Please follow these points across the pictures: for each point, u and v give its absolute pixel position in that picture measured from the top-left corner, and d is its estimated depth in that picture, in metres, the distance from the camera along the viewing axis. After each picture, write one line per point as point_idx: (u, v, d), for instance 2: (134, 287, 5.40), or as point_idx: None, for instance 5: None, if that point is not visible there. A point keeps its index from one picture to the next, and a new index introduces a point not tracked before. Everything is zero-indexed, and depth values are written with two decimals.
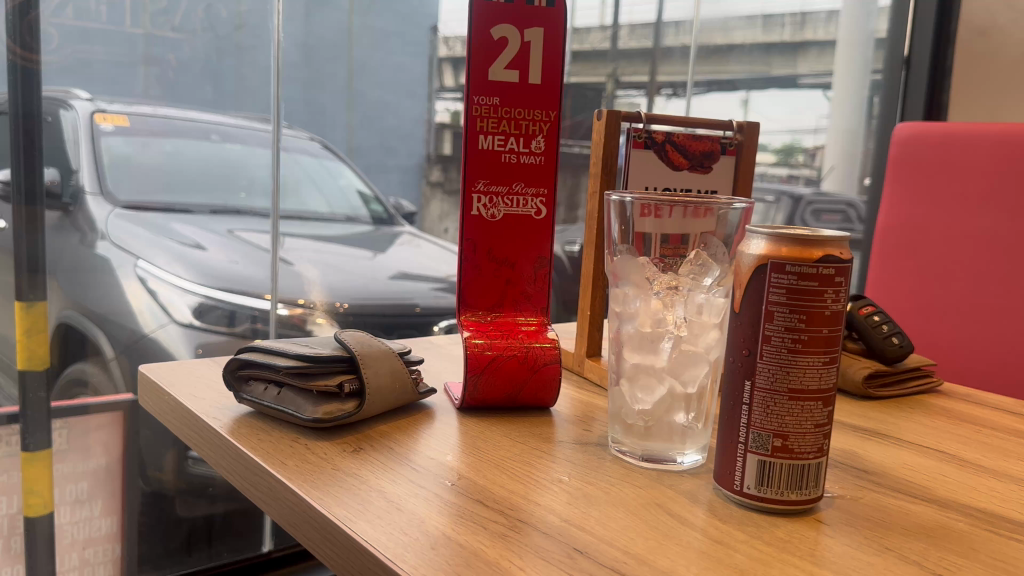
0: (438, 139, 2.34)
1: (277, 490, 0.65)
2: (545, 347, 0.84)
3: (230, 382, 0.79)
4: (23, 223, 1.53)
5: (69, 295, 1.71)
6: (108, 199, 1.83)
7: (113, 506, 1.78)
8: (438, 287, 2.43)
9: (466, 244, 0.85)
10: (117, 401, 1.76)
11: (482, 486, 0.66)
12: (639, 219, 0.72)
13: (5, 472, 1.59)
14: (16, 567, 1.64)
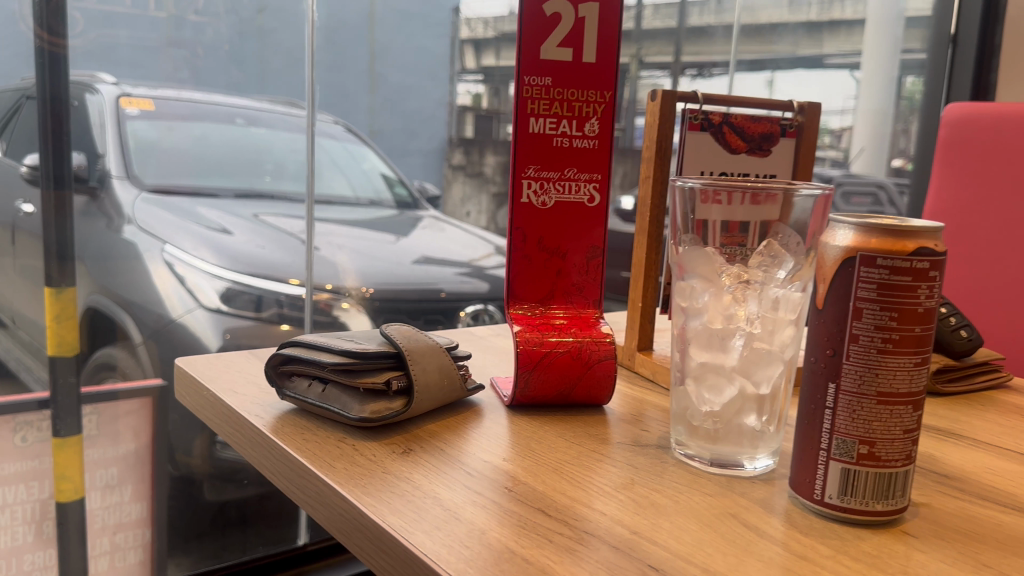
0: (459, 122, 2.23)
1: (326, 495, 0.61)
2: (600, 342, 0.79)
3: (271, 378, 0.75)
4: (52, 208, 1.50)
5: (95, 279, 1.69)
6: (133, 182, 1.82)
7: (144, 491, 1.74)
8: (465, 272, 2.25)
9: (515, 232, 0.80)
10: (144, 386, 1.70)
11: (542, 491, 0.61)
12: (702, 207, 0.67)
13: (36, 457, 1.57)
14: (48, 551, 1.62)
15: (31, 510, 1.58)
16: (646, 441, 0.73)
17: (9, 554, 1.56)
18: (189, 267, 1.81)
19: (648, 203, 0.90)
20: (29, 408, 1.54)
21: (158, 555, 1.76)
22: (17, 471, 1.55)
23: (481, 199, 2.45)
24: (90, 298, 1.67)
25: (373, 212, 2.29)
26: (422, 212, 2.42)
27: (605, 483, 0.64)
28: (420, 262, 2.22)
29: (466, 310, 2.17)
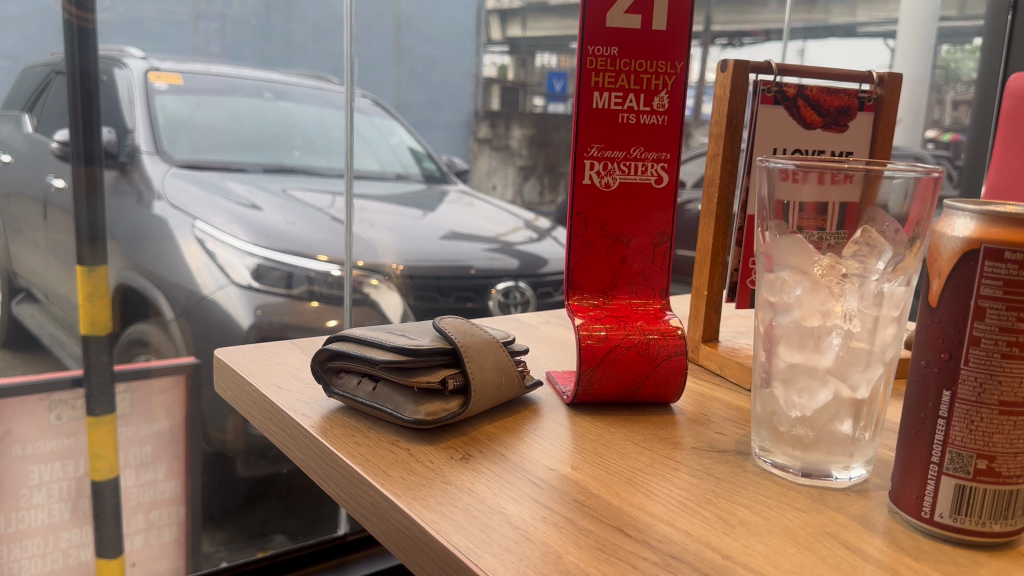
0: (486, 94, 2.17)
1: (383, 508, 0.56)
2: (669, 336, 0.72)
3: (317, 374, 0.70)
4: (83, 187, 1.46)
5: (127, 255, 1.64)
6: (163, 157, 1.77)
7: (178, 469, 1.71)
8: (492, 248, 2.17)
9: (576, 217, 0.73)
10: (178, 364, 1.69)
11: (618, 505, 0.56)
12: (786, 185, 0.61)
13: (70, 435, 1.53)
14: (84, 529, 1.58)
15: (66, 487, 1.55)
16: (723, 446, 0.67)
17: (45, 531, 1.54)
18: (220, 242, 1.77)
19: (717, 181, 0.84)
20: (63, 386, 1.52)
21: (192, 533, 1.73)
22: (51, 449, 1.52)
23: (507, 171, 2.36)
24: (122, 274, 1.63)
25: (400, 186, 2.19)
26: (449, 186, 2.34)
27: (685, 495, 0.58)
28: (450, 237, 2.13)
29: (497, 287, 2.12)
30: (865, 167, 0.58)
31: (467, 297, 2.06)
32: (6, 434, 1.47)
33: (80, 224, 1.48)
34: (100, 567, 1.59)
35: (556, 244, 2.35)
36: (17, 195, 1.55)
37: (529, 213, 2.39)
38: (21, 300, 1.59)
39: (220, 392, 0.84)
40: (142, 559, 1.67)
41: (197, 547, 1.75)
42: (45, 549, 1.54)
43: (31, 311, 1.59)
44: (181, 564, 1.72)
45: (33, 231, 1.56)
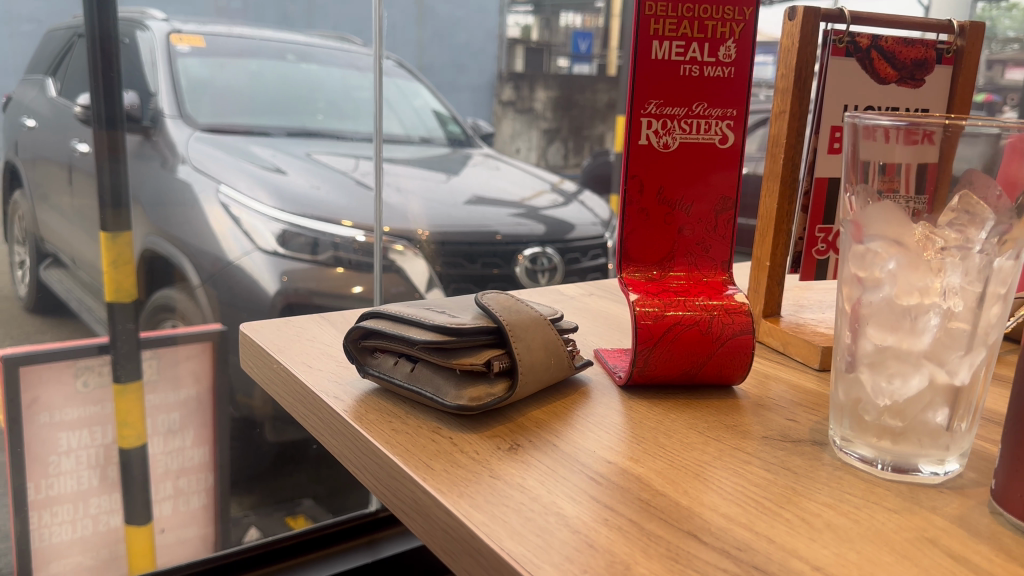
0: (510, 56, 2.13)
1: (426, 506, 0.50)
2: (732, 313, 0.65)
3: (350, 354, 0.65)
4: (106, 152, 1.38)
5: (154, 223, 1.60)
6: (187, 121, 1.68)
7: (206, 435, 1.64)
8: (518, 212, 1.97)
9: (631, 181, 0.66)
10: (204, 331, 1.61)
11: (688, 507, 0.50)
12: (866, 143, 0.54)
13: (96, 402, 1.47)
14: (112, 496, 1.52)
15: (93, 455, 1.48)
16: (796, 436, 0.61)
17: (75, 498, 1.48)
18: (245, 209, 1.66)
19: (783, 141, 0.77)
20: (89, 352, 1.45)
21: (221, 499, 1.66)
22: (78, 417, 1.46)
23: (531, 133, 2.36)
24: (148, 240, 1.57)
25: (425, 149, 2.04)
26: (473, 150, 2.12)
27: (760, 495, 0.52)
28: (472, 203, 1.93)
29: (524, 254, 1.94)
30: (943, 124, 0.51)
31: (491, 263, 1.89)
32: (32, 401, 1.41)
33: (102, 187, 1.40)
34: (128, 536, 1.54)
35: (584, 209, 2.13)
36: (42, 159, 1.55)
37: (556, 175, 2.27)
38: (48, 265, 1.54)
39: (245, 369, 0.79)
40: (170, 527, 1.60)
41: (226, 513, 1.67)
42: (75, 515, 1.48)
43: (60, 274, 1.54)
44: (209, 531, 1.65)
45: (60, 196, 1.56)
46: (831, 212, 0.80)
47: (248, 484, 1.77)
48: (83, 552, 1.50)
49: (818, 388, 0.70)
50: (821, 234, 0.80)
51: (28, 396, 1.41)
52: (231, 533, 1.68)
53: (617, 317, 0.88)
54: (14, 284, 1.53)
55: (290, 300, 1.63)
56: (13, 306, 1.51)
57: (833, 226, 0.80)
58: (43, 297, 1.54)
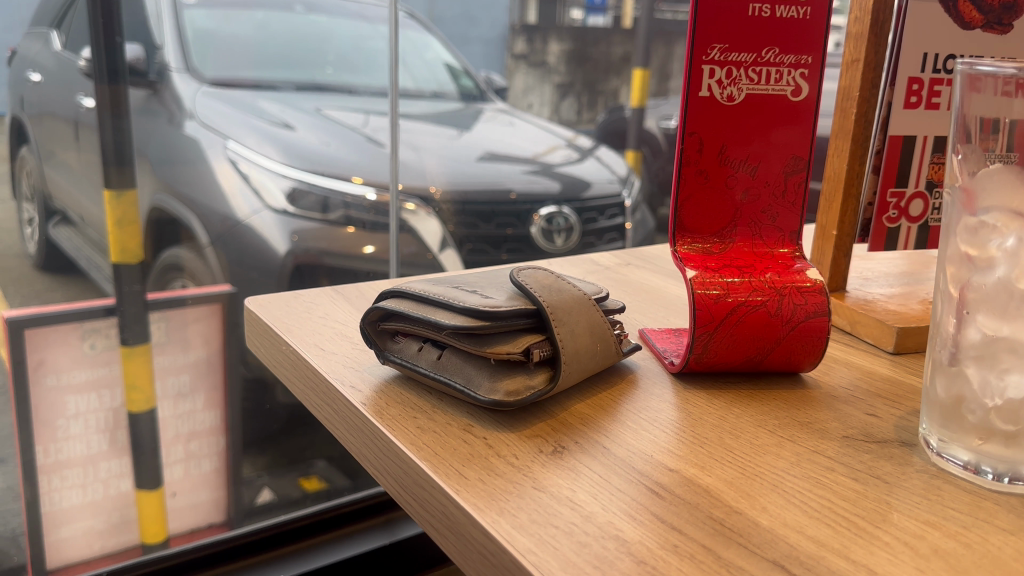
0: (524, 5, 1.83)
1: (461, 525, 0.43)
2: (804, 292, 0.57)
3: (367, 337, 0.57)
4: (108, 108, 1.25)
5: (163, 179, 1.38)
6: (194, 75, 1.47)
7: (217, 399, 1.51)
8: (532, 169, 1.75)
9: (688, 138, 0.58)
10: (213, 291, 1.47)
11: (769, 529, 0.42)
12: (974, 98, 0.45)
13: (105, 365, 1.34)
14: (122, 461, 1.41)
15: (102, 419, 1.37)
16: (880, 435, 0.53)
17: (84, 463, 1.36)
18: (256, 167, 1.47)
19: (856, 94, 0.69)
20: (95, 314, 1.32)
21: (233, 460, 1.56)
22: (86, 380, 1.33)
23: (544, 90, 2.00)
24: (156, 199, 1.38)
25: (435, 107, 1.77)
26: (485, 105, 1.89)
27: (850, 512, 0.44)
28: (484, 160, 1.71)
29: (540, 214, 1.72)
30: None
31: (506, 223, 1.69)
32: (38, 363, 1.28)
33: (103, 145, 1.27)
34: (139, 501, 1.44)
35: (601, 165, 1.91)
36: (49, 114, 1.30)
37: (567, 132, 1.92)
38: (56, 223, 1.32)
39: (251, 349, 0.72)
40: (182, 490, 1.50)
41: (238, 475, 1.56)
42: (85, 479, 1.37)
43: (66, 234, 1.33)
44: (221, 495, 1.54)
45: (65, 152, 1.30)
46: (905, 175, 0.72)
47: (261, 445, 1.60)
48: (95, 516, 1.39)
49: (893, 375, 0.62)
50: (893, 199, 0.72)
51: (34, 358, 1.28)
52: (242, 495, 1.56)
53: (660, 289, 0.80)
54: (24, 242, 1.31)
55: (300, 259, 1.48)
56: (22, 265, 1.30)
57: (906, 190, 0.72)
58: (49, 257, 1.33)
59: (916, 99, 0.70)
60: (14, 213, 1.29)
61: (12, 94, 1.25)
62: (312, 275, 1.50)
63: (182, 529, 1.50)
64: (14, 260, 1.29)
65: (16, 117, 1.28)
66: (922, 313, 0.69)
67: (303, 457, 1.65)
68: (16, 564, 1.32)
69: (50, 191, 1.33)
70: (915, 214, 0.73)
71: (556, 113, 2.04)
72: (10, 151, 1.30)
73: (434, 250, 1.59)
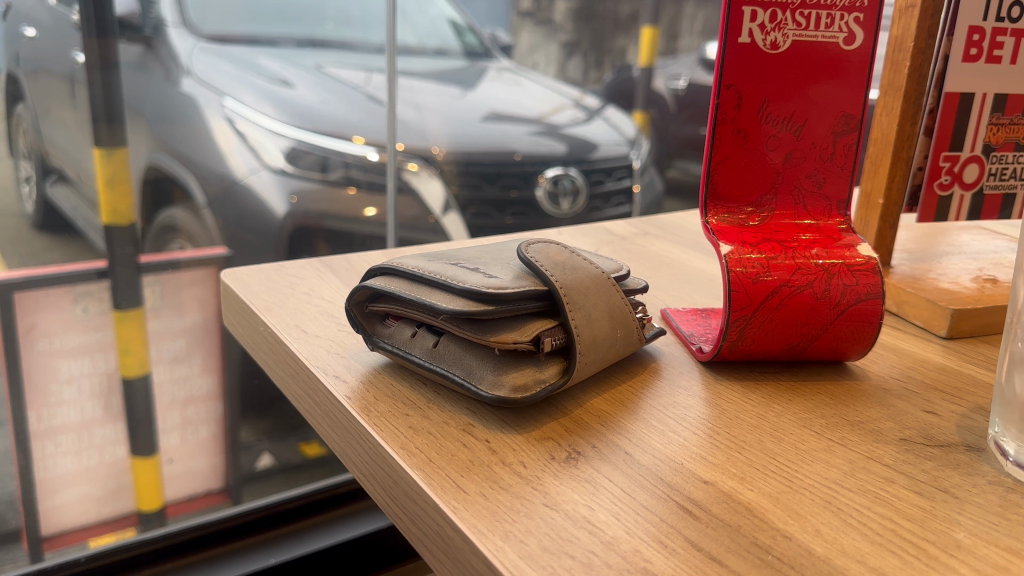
0: None
1: (460, 552, 0.36)
2: (855, 270, 0.50)
3: (354, 320, 0.51)
4: (96, 63, 1.02)
5: (158, 136, 1.15)
6: (190, 29, 1.21)
7: (215, 364, 1.26)
8: (540, 130, 1.54)
9: (725, 92, 0.51)
10: (210, 255, 1.21)
11: (825, 559, 0.35)
12: None
13: (95, 331, 1.10)
14: (117, 429, 1.16)
15: (96, 384, 1.12)
16: (942, 438, 0.46)
17: (78, 430, 1.12)
18: (253, 125, 1.24)
19: (910, 44, 0.62)
20: (88, 278, 1.08)
21: (230, 426, 1.30)
22: (79, 344, 1.09)
23: (550, 49, 1.65)
24: (151, 157, 1.14)
25: (438, 64, 1.50)
26: (489, 63, 1.59)
27: (916, 535, 0.37)
28: (488, 120, 1.48)
29: (546, 175, 1.50)
30: None
31: (510, 184, 1.48)
32: (29, 327, 1.05)
33: (91, 99, 1.03)
34: (134, 469, 1.18)
35: (610, 126, 1.66)
36: (46, 71, 1.02)
37: (573, 91, 1.66)
38: (53, 182, 1.05)
39: (231, 329, 0.65)
40: (179, 457, 1.24)
41: (236, 441, 1.31)
42: (80, 446, 1.13)
43: (63, 194, 1.06)
44: (220, 462, 1.29)
45: (61, 110, 1.04)
46: (960, 136, 0.64)
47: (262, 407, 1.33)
48: (91, 482, 1.15)
49: (947, 363, 0.55)
50: (946, 164, 0.64)
51: (23, 322, 1.04)
52: (240, 461, 1.31)
53: (680, 262, 0.73)
54: (19, 201, 1.04)
55: (299, 222, 1.26)
56: (17, 224, 1.03)
57: (961, 153, 0.64)
58: (46, 215, 1.06)
59: (976, 51, 0.62)
60: (8, 171, 1.03)
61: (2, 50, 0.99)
62: (308, 242, 1.28)
63: (179, 496, 1.25)
64: (9, 220, 1.03)
65: (12, 75, 1.01)
66: (977, 293, 0.62)
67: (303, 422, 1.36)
68: (11, 530, 1.06)
69: (46, 149, 1.06)
70: (968, 180, 0.66)
71: (559, 73, 1.69)
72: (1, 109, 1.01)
73: (436, 213, 1.39)
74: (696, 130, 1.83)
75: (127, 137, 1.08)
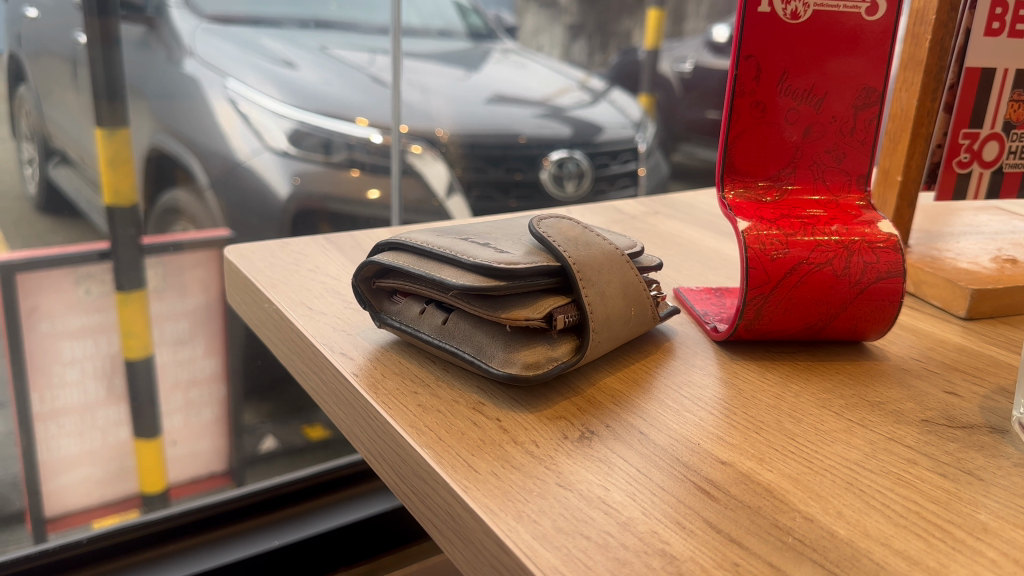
0: None
1: (471, 531, 0.35)
2: (876, 248, 0.49)
3: (361, 297, 0.49)
4: (97, 40, 1.01)
5: (160, 116, 1.11)
6: (191, 9, 1.14)
7: (218, 346, 1.25)
8: (545, 112, 1.52)
9: (744, 62, 0.49)
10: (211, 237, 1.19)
11: (848, 541, 0.34)
12: None
13: (97, 313, 1.09)
14: (119, 411, 1.15)
15: (99, 365, 1.12)
16: (966, 419, 0.45)
17: (80, 411, 1.11)
18: (256, 106, 1.21)
19: (932, 18, 0.60)
20: (89, 259, 1.07)
21: (234, 408, 1.29)
22: (81, 326, 1.08)
23: (554, 31, 1.59)
24: (155, 138, 1.11)
25: (442, 46, 1.44)
26: (494, 45, 1.53)
27: (940, 517, 0.36)
28: (493, 101, 1.46)
29: (551, 158, 1.49)
30: None
31: (514, 167, 1.47)
32: (31, 309, 1.04)
33: (93, 78, 1.02)
34: (137, 451, 1.18)
35: (615, 109, 1.64)
36: (48, 53, 1.00)
37: (578, 71, 1.62)
38: (55, 164, 1.04)
39: (235, 307, 0.64)
40: (183, 439, 1.24)
41: (239, 423, 1.30)
42: (83, 427, 1.12)
43: (65, 175, 1.05)
44: (223, 444, 1.28)
45: (63, 93, 1.02)
46: (980, 113, 0.63)
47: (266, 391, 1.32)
48: (94, 464, 1.14)
49: (967, 344, 0.54)
50: (965, 141, 0.63)
51: (26, 303, 1.03)
52: (244, 444, 1.30)
53: (692, 241, 0.71)
54: (22, 182, 1.03)
55: (302, 204, 1.25)
56: (19, 206, 1.02)
57: (981, 130, 0.63)
58: (48, 196, 1.05)
59: (999, 25, 0.60)
60: (11, 154, 1.02)
61: (3, 30, 0.98)
62: (310, 222, 1.27)
63: (182, 478, 1.24)
64: (11, 202, 1.02)
65: (15, 57, 0.99)
66: (997, 273, 0.60)
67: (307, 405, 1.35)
68: (16, 511, 1.05)
69: (49, 130, 1.04)
70: (988, 158, 0.64)
71: (564, 57, 1.62)
72: (3, 90, 1.00)
73: (441, 196, 1.37)
74: (703, 113, 1.80)
75: (130, 116, 1.07)
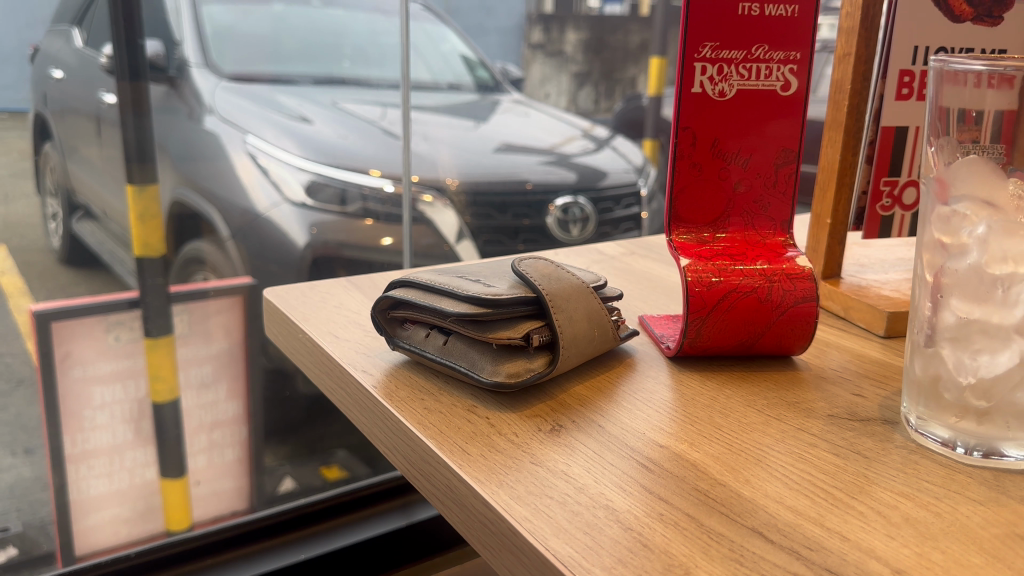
0: None
1: (464, 496, 0.46)
2: (794, 278, 0.60)
3: (378, 325, 0.61)
4: (130, 105, 1.12)
5: (184, 173, 1.27)
6: (212, 69, 1.32)
7: (240, 388, 1.36)
8: (551, 159, 1.63)
9: (682, 132, 0.61)
10: (234, 285, 1.32)
11: (751, 500, 0.45)
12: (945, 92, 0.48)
13: (127, 359, 1.21)
14: (145, 452, 1.26)
15: (127, 410, 1.23)
16: (864, 414, 0.56)
17: (109, 453, 1.23)
18: (276, 161, 1.34)
19: (848, 87, 0.72)
20: (119, 307, 1.19)
21: (255, 449, 1.39)
22: (111, 371, 1.20)
23: (561, 78, 1.79)
24: (178, 193, 1.26)
25: (450, 98, 1.58)
26: (501, 96, 1.68)
27: (828, 484, 0.47)
28: (500, 151, 1.58)
29: (557, 203, 1.61)
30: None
31: (522, 214, 1.59)
32: (65, 355, 1.16)
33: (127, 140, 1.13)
34: (163, 489, 1.29)
35: (617, 155, 1.76)
36: (71, 111, 1.19)
37: (583, 121, 1.76)
38: (78, 218, 1.22)
39: (270, 338, 0.76)
40: (206, 478, 1.33)
41: (260, 464, 1.39)
42: (111, 469, 1.23)
43: (88, 229, 1.23)
44: (245, 483, 1.37)
45: (87, 148, 1.19)
46: (897, 164, 0.74)
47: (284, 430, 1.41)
48: (121, 503, 1.25)
49: (883, 357, 0.65)
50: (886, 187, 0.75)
51: (60, 350, 1.16)
52: (264, 484, 1.38)
53: (661, 277, 0.83)
54: (46, 236, 1.21)
55: (319, 251, 1.36)
56: (44, 258, 1.19)
57: (899, 178, 0.75)
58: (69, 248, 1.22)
59: (908, 91, 0.73)
60: (36, 210, 1.19)
61: (34, 91, 1.16)
62: (329, 268, 1.37)
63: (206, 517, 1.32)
64: (36, 254, 1.18)
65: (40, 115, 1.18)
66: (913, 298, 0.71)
67: (323, 445, 1.44)
68: (45, 552, 1.16)
69: (71, 185, 1.23)
70: (908, 202, 0.76)
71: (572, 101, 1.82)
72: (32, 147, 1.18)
73: (451, 241, 1.45)
74: None
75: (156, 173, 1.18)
